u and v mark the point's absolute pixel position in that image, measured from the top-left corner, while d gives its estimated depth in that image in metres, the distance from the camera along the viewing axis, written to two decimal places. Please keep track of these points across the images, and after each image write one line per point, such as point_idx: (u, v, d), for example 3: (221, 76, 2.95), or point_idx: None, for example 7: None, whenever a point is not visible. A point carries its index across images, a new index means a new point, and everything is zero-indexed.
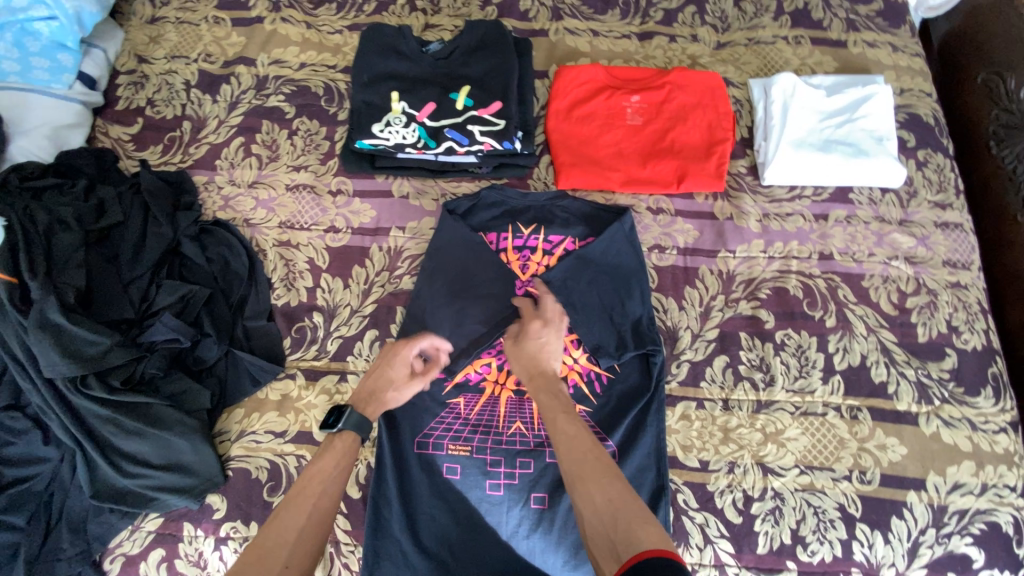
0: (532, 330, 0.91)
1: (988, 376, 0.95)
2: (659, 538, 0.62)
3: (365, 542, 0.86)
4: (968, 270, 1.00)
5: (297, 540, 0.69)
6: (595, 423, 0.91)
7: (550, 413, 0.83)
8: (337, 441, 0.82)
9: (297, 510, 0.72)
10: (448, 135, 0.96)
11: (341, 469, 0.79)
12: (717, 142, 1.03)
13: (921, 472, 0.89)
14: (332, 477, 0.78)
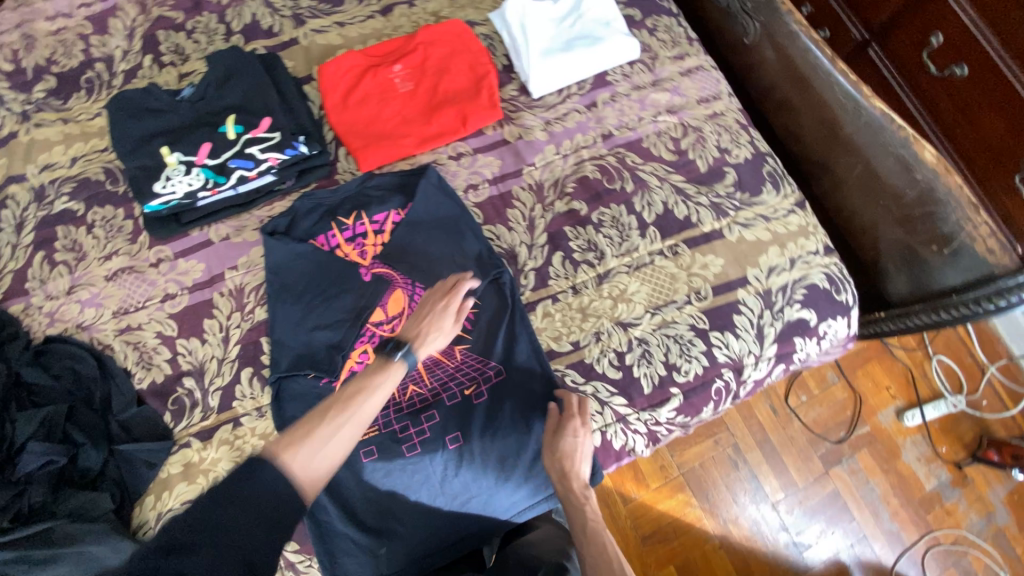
0: (571, 428, 0.91)
1: (765, 175, 1.12)
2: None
3: (316, 549, 0.90)
4: (720, 100, 1.17)
5: (318, 465, 0.71)
6: (476, 354, 1.00)
7: (581, 517, 0.86)
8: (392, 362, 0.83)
9: (335, 424, 0.74)
10: (233, 165, 1.00)
11: (382, 390, 0.81)
12: (481, 78, 1.14)
13: (741, 271, 1.05)
14: (374, 396, 0.79)
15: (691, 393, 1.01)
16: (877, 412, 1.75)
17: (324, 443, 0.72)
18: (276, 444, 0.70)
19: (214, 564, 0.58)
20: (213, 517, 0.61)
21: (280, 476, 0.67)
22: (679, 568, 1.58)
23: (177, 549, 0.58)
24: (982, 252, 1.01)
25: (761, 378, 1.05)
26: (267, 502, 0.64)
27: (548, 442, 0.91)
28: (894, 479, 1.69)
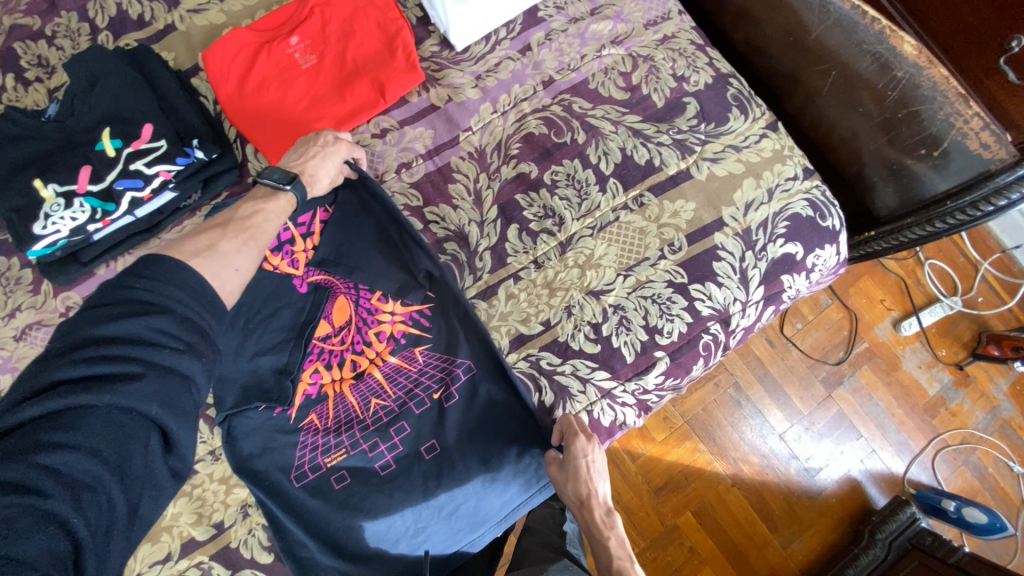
0: (579, 447, 0.83)
1: (730, 98, 1.00)
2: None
3: None
4: (670, 19, 1.02)
5: (233, 284, 0.68)
6: (440, 354, 0.91)
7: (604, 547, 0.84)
8: (282, 197, 0.81)
9: (241, 246, 0.71)
10: (120, 188, 0.86)
11: (279, 220, 0.80)
12: (393, 36, 0.98)
13: (715, 213, 0.95)
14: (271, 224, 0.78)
15: (678, 354, 0.93)
16: (874, 327, 1.70)
17: (225, 254, 0.69)
18: (176, 253, 0.64)
19: (150, 378, 0.53)
20: (121, 328, 0.54)
21: (196, 284, 0.61)
22: (695, 513, 1.56)
23: (98, 360, 0.52)
24: (974, 149, 0.90)
25: (751, 324, 0.97)
26: (191, 309, 0.59)
27: (561, 473, 0.84)
28: (897, 390, 1.66)
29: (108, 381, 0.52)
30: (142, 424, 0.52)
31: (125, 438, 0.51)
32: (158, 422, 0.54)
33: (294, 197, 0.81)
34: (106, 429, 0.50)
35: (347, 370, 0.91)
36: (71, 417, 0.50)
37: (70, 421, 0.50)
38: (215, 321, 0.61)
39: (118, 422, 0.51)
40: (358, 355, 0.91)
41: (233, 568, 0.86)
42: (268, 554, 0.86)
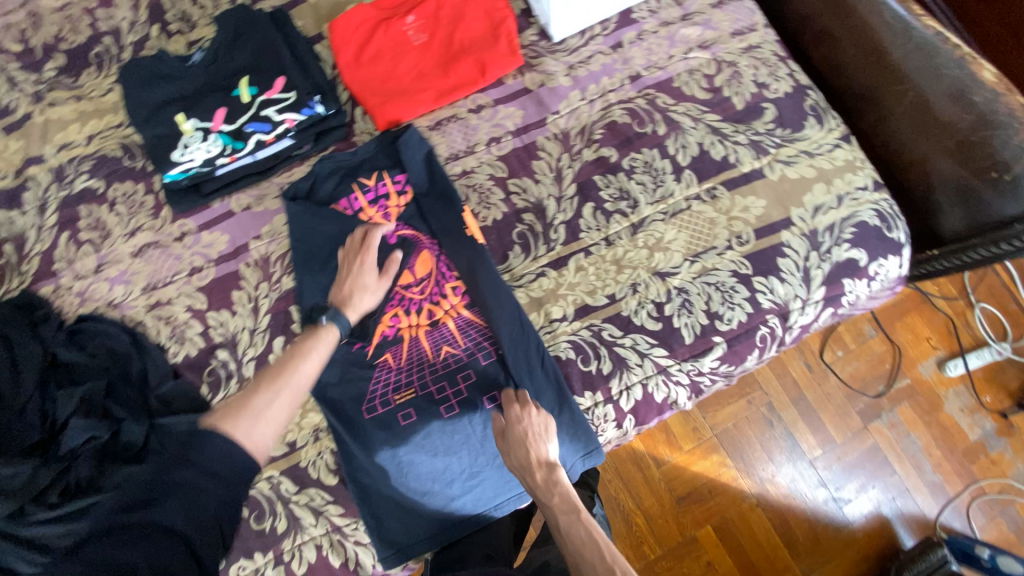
0: (513, 415, 0.87)
1: (806, 108, 1.05)
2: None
3: (361, 512, 0.91)
4: (755, 31, 1.08)
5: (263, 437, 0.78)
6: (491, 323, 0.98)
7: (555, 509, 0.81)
8: (321, 333, 0.89)
9: (271, 397, 0.82)
10: (250, 130, 0.99)
11: (314, 359, 0.87)
12: (499, 23, 1.07)
13: (784, 212, 0.99)
14: (308, 363, 0.86)
15: (735, 342, 0.97)
16: (917, 363, 1.68)
17: (260, 413, 0.79)
18: (211, 419, 0.79)
19: (181, 504, 0.70)
20: (170, 472, 0.72)
21: (235, 437, 0.76)
22: (715, 528, 1.56)
23: (154, 493, 0.71)
24: None
25: (807, 323, 1.00)
26: (229, 454, 0.74)
27: (503, 443, 0.87)
28: (940, 430, 1.63)
29: (148, 510, 0.70)
30: (172, 539, 0.68)
31: (152, 549, 0.66)
32: (188, 538, 0.68)
33: (333, 336, 0.90)
34: (144, 544, 0.67)
35: (422, 317, 0.99)
36: (121, 535, 0.68)
37: (121, 538, 0.68)
38: (247, 462, 0.75)
39: (151, 540, 0.67)
40: (434, 305, 0.99)
41: (301, 486, 0.93)
42: (333, 477, 0.93)
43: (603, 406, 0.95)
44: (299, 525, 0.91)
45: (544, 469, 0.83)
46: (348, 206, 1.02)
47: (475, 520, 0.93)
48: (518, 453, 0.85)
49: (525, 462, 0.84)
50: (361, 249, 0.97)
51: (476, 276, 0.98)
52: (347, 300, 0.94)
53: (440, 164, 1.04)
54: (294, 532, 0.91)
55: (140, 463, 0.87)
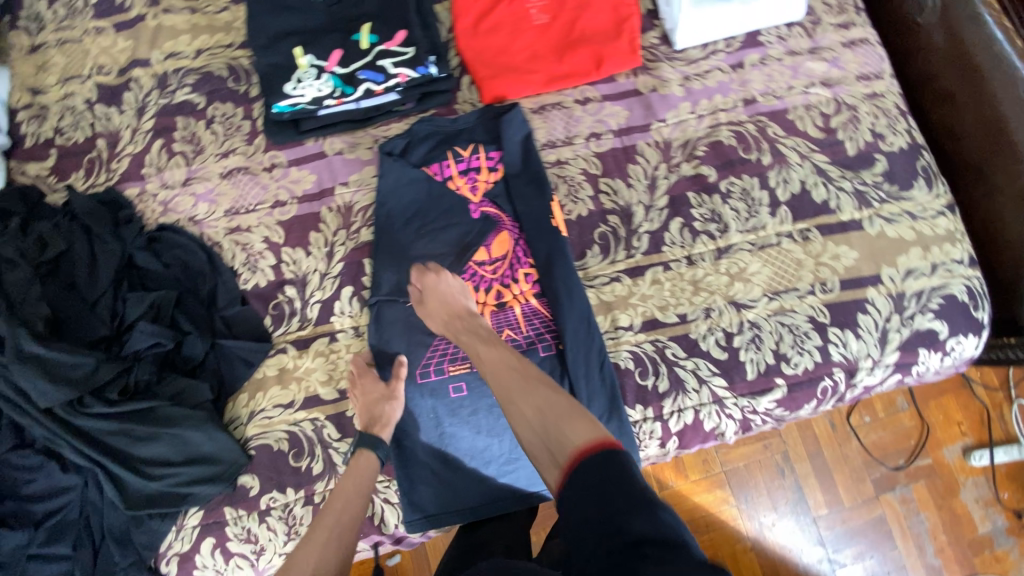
0: (431, 280, 0.92)
1: (918, 168, 1.01)
2: (593, 433, 0.66)
3: (396, 472, 0.92)
4: (881, 79, 1.05)
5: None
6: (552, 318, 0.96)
7: (472, 348, 0.87)
8: (358, 464, 0.87)
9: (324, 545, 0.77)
10: (362, 77, 0.99)
11: (360, 492, 0.85)
12: (623, 20, 1.05)
13: (875, 268, 0.97)
14: (352, 499, 0.83)
15: (796, 388, 0.95)
16: (942, 446, 1.55)
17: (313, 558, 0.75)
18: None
19: None
20: None
21: None
22: None
23: None
24: None
25: (871, 385, 0.98)
26: None
27: (422, 307, 0.91)
28: (950, 519, 1.50)
29: None
30: None
31: None
32: None
33: (370, 458, 0.88)
34: None
35: (490, 296, 0.98)
36: None
37: None
38: None
39: None
40: (504, 288, 0.99)
41: (343, 434, 0.94)
42: None
43: (652, 422, 0.94)
44: (334, 472, 0.92)
45: (460, 326, 0.89)
46: (440, 171, 1.02)
47: (498, 504, 0.92)
48: (438, 314, 0.90)
49: (447, 318, 0.89)
50: (362, 370, 0.93)
51: (552, 267, 0.97)
52: (373, 416, 0.89)
53: (539, 147, 1.03)
54: (328, 476, 0.92)
55: (199, 381, 0.91)
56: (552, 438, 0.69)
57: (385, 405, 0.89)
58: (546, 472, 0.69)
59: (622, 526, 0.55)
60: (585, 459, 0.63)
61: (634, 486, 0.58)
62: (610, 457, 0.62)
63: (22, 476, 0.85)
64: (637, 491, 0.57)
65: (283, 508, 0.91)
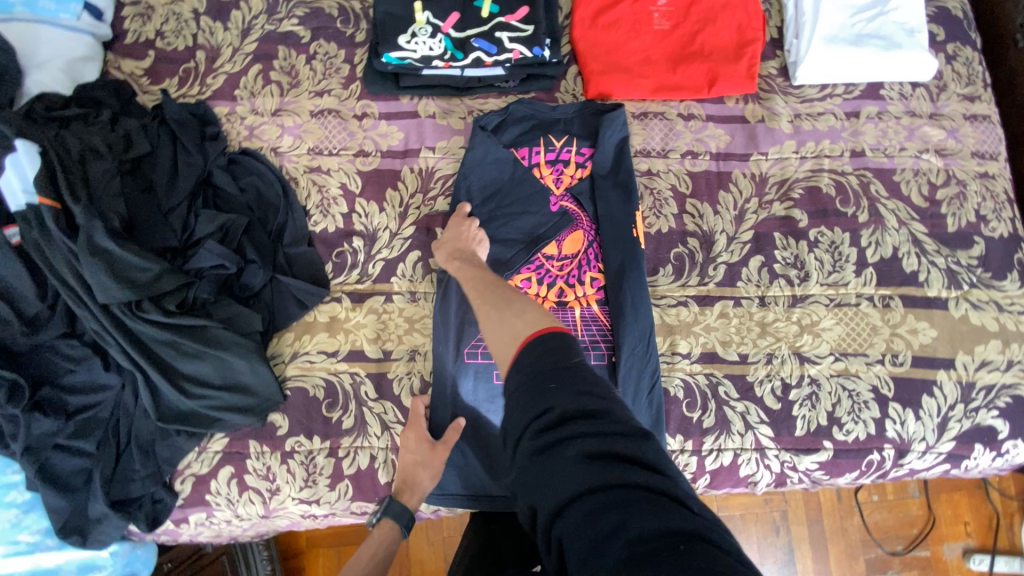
0: (457, 223, 0.93)
1: (1015, 261, 0.97)
2: (548, 324, 0.64)
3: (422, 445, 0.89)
4: (997, 161, 1.01)
5: None
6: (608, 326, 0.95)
7: (466, 271, 0.86)
8: (378, 531, 0.86)
9: None
10: (475, 45, 0.96)
11: (375, 563, 0.84)
12: (747, 43, 1.01)
13: (950, 352, 0.93)
14: (367, 571, 0.83)
15: (842, 454, 0.92)
16: (944, 542, 1.45)
17: None
18: None
19: None
20: None
21: None
22: None
23: None
24: None
25: (918, 468, 0.94)
26: None
27: (432, 245, 0.93)
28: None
29: None
30: None
31: None
32: None
33: (392, 530, 0.85)
34: None
35: (551, 293, 0.96)
36: None
37: None
38: None
39: None
40: (568, 287, 0.97)
41: (380, 395, 0.93)
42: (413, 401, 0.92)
43: (688, 455, 0.92)
44: (364, 430, 0.91)
45: (455, 254, 0.89)
46: (529, 156, 1.00)
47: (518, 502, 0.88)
48: (444, 242, 0.92)
49: (449, 246, 0.91)
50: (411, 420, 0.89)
51: (623, 278, 0.94)
52: (408, 481, 0.87)
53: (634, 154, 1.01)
54: (357, 434, 0.91)
55: (253, 312, 0.91)
56: (504, 332, 0.68)
57: (421, 474, 0.86)
58: (499, 363, 0.68)
59: (549, 401, 0.52)
60: (527, 345, 0.61)
61: (571, 362, 0.57)
62: (553, 342, 0.59)
63: (63, 365, 0.84)
64: (573, 368, 0.55)
65: (306, 455, 0.91)
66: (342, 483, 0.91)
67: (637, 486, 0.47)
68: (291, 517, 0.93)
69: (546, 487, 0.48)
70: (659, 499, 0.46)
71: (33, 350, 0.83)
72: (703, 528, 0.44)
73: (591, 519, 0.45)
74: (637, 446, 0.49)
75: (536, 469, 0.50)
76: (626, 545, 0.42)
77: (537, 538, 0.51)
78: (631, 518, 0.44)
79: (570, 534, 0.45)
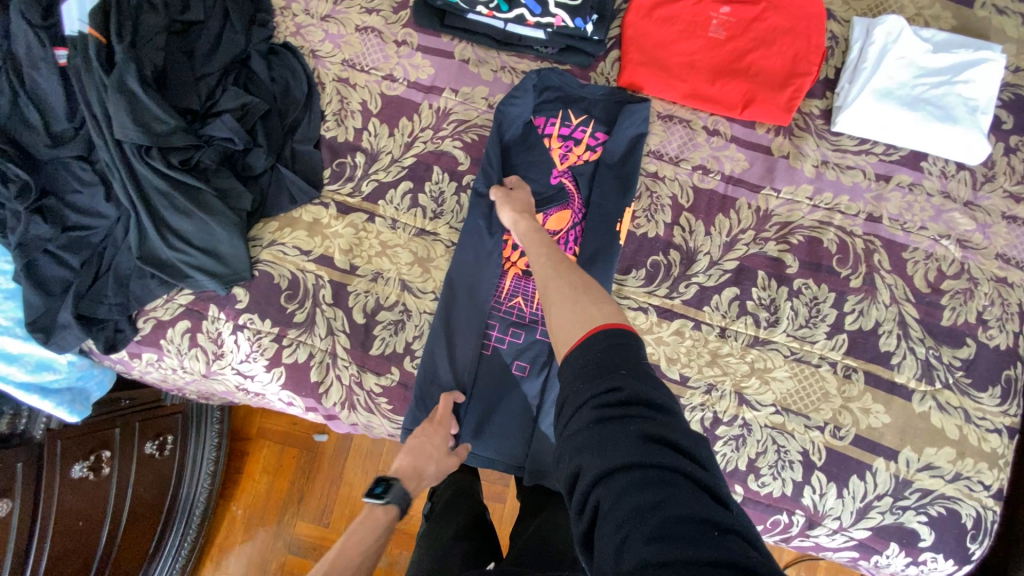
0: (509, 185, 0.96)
1: (1003, 376, 0.91)
2: (612, 316, 0.61)
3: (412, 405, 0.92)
4: (1022, 270, 0.94)
5: None
6: None
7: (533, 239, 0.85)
8: (378, 513, 0.78)
9: None
10: (521, 1, 0.97)
11: (374, 546, 0.75)
12: (797, 75, 0.98)
13: (896, 443, 0.89)
14: (364, 555, 0.73)
15: (750, 504, 0.90)
16: None
17: None
18: None
19: None
20: None
21: None
22: None
23: None
24: None
25: (824, 545, 0.92)
26: None
27: (504, 197, 0.93)
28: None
29: None
30: None
31: None
32: None
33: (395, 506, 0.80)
34: None
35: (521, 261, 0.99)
36: None
37: None
38: None
39: None
40: None
41: (335, 301, 0.97)
42: (361, 317, 0.96)
43: None
44: (311, 329, 0.96)
45: (527, 219, 0.88)
46: (544, 126, 1.01)
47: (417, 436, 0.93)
48: (518, 202, 0.92)
49: (522, 210, 0.90)
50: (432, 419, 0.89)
51: (592, 266, 0.94)
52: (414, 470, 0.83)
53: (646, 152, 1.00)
54: (305, 329, 0.96)
55: (246, 192, 0.97)
56: (565, 309, 0.65)
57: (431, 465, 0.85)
58: (555, 338, 0.64)
59: (616, 380, 0.50)
60: (593, 327, 0.58)
61: (635, 350, 0.54)
62: (620, 329, 0.57)
63: (72, 185, 0.93)
64: (638, 358, 0.53)
65: (254, 333, 0.97)
66: (278, 368, 0.96)
67: (685, 474, 0.43)
68: (227, 384, 1.00)
69: (594, 453, 0.46)
70: (705, 493, 0.43)
71: (51, 163, 0.92)
72: (746, 530, 0.41)
73: (635, 492, 0.42)
74: (693, 442, 0.46)
75: (587, 435, 0.48)
76: (665, 523, 0.40)
77: (569, 503, 0.48)
78: (675, 498, 0.41)
79: (608, 501, 0.43)
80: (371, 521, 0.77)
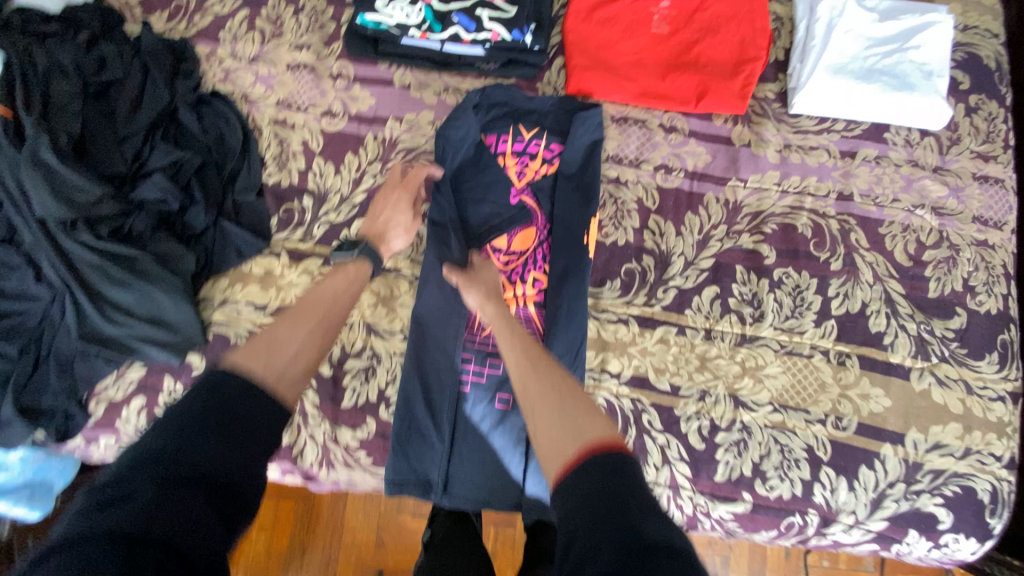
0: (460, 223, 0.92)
1: (998, 341, 0.88)
2: (607, 428, 0.58)
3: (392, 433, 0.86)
4: (1001, 229, 0.91)
5: (297, 349, 0.66)
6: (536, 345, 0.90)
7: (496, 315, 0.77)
8: (349, 265, 0.82)
9: (296, 325, 0.69)
10: (454, 20, 0.95)
11: (348, 291, 0.78)
12: (746, 60, 0.95)
13: (901, 426, 0.86)
14: (340, 295, 0.77)
15: (761, 511, 0.85)
16: None
17: (280, 341, 0.65)
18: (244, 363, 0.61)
19: None
20: None
21: None
22: None
23: None
24: None
25: (843, 542, 0.87)
26: None
27: (466, 279, 0.83)
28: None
29: None
30: None
31: None
32: None
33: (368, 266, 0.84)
34: None
35: None
36: None
37: None
38: None
39: None
40: (508, 283, 0.93)
41: None
42: (328, 369, 0.90)
43: None
44: None
45: (494, 303, 0.80)
46: (496, 144, 0.97)
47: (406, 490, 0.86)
48: (481, 284, 0.83)
49: (487, 291, 0.82)
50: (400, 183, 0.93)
51: (564, 283, 0.90)
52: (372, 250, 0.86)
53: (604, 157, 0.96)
54: None
55: (189, 252, 0.90)
56: (552, 421, 0.60)
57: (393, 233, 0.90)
58: (544, 460, 0.58)
59: (638, 525, 0.48)
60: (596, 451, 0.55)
61: (642, 483, 0.52)
62: (620, 454, 0.54)
63: None
64: (646, 491, 0.52)
65: None
66: None
67: None
68: None
69: None
70: None
71: None
72: None
73: None
74: None
75: None
76: None
77: None
78: None
79: None
80: (345, 272, 0.81)
